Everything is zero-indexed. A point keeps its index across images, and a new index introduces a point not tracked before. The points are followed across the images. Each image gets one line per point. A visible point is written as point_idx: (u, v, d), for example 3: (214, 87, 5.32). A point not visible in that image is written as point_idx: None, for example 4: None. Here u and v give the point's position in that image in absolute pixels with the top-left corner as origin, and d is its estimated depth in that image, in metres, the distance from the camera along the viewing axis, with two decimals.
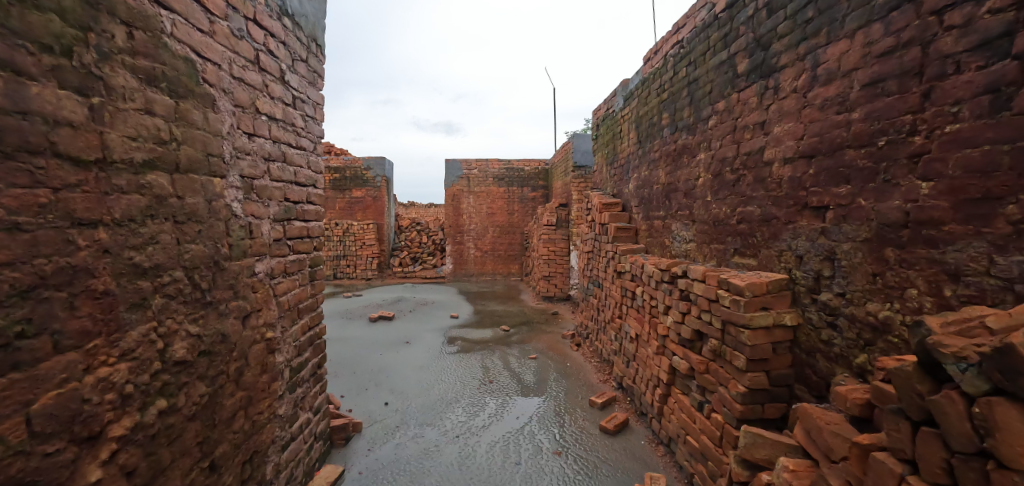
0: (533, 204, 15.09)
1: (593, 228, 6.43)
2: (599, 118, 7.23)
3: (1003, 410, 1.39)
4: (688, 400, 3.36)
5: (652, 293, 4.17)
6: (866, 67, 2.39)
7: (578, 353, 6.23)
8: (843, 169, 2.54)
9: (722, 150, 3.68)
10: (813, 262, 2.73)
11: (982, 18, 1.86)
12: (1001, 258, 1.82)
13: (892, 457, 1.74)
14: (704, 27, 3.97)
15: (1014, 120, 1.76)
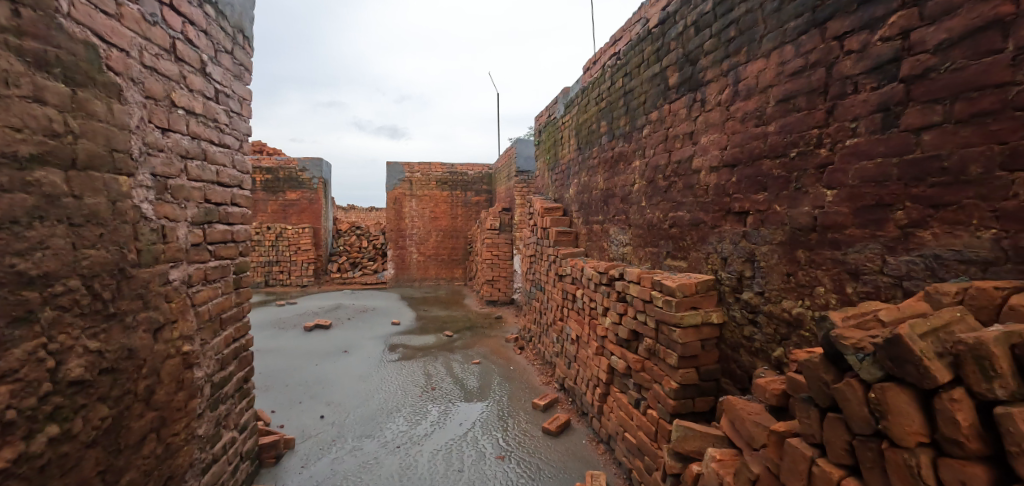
0: (478, 208, 15.11)
1: (535, 233, 6.53)
2: (540, 124, 7.39)
3: (894, 394, 1.56)
4: (626, 398, 3.47)
5: (592, 295, 4.27)
6: (780, 84, 2.60)
7: (521, 356, 6.27)
8: (761, 177, 2.74)
9: (656, 157, 3.86)
10: (736, 263, 2.93)
11: (875, 45, 2.09)
12: (892, 258, 2.05)
13: (803, 442, 1.90)
14: (638, 41, 4.17)
15: (900, 136, 2.00)
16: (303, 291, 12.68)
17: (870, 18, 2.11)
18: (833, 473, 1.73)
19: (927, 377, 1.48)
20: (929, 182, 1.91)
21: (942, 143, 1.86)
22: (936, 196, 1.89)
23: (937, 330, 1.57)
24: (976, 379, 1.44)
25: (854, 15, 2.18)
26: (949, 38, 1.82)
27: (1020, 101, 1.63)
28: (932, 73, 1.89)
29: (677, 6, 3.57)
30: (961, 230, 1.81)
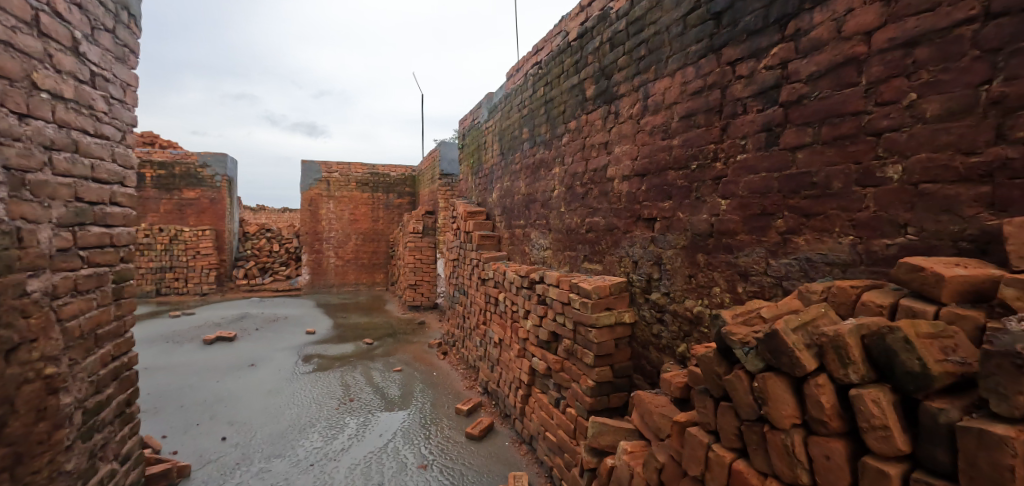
0: (401, 211, 14.81)
1: (459, 237, 6.50)
2: (464, 128, 7.39)
3: (773, 382, 1.76)
4: (546, 398, 3.57)
5: (514, 299, 4.33)
6: (682, 102, 2.83)
7: (445, 361, 6.22)
8: (667, 187, 2.96)
9: (574, 165, 4.02)
10: (645, 266, 3.13)
11: (761, 72, 2.35)
12: (774, 261, 2.31)
13: (701, 429, 2.11)
14: (558, 52, 4.32)
15: (780, 154, 2.27)
16: (203, 300, 11.50)
17: (757, 47, 2.37)
18: (725, 457, 1.94)
19: (797, 367, 1.68)
20: (803, 194, 2.19)
21: (814, 161, 2.14)
22: (808, 207, 2.17)
23: (807, 324, 1.78)
24: (835, 365, 1.66)
25: (744, 44, 2.44)
26: (818, 70, 2.11)
27: (870, 128, 1.95)
28: (805, 99, 2.17)
29: (594, 22, 3.75)
30: (827, 236, 2.10)
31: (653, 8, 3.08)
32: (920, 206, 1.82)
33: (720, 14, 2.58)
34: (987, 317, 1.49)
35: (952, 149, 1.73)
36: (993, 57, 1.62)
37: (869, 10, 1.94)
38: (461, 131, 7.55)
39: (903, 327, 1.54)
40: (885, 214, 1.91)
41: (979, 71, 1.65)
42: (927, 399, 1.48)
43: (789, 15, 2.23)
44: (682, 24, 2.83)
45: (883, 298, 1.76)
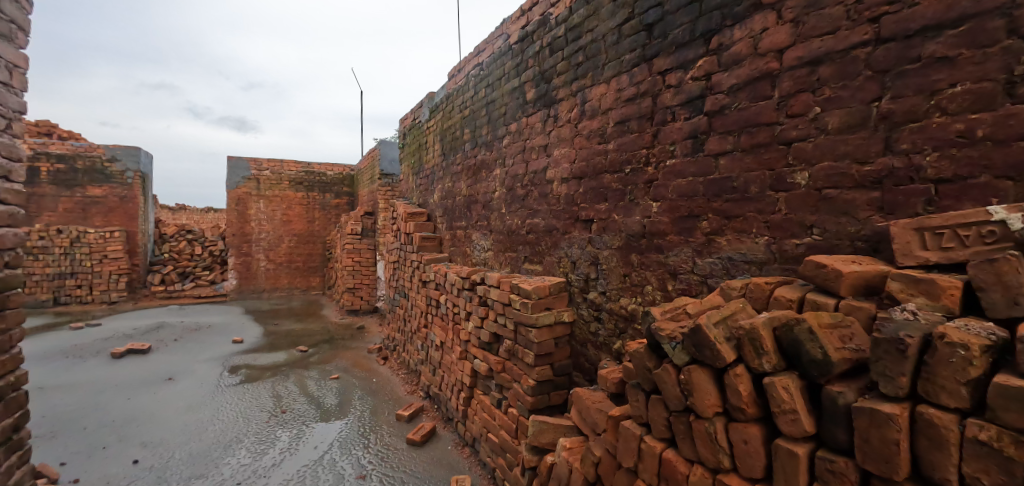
0: (338, 211, 14.41)
1: (399, 238, 6.36)
2: (405, 127, 7.24)
3: (697, 374, 1.87)
4: (488, 400, 3.58)
5: (455, 301, 4.29)
6: (617, 108, 2.95)
7: (385, 366, 6.07)
8: (603, 189, 3.07)
9: (514, 167, 4.07)
10: (583, 266, 3.23)
11: (688, 82, 2.50)
12: (700, 260, 2.46)
13: (634, 422, 2.23)
14: (499, 55, 4.36)
15: (704, 160, 2.43)
16: (112, 310, 10.43)
17: (685, 59, 2.52)
18: (656, 447, 2.06)
19: (718, 358, 1.79)
20: (725, 198, 2.35)
21: (734, 167, 2.31)
22: (729, 209, 2.33)
23: (727, 318, 1.89)
24: (751, 356, 1.78)
25: (673, 55, 2.58)
26: (738, 82, 2.28)
27: (782, 138, 2.14)
28: (727, 109, 2.34)
29: (535, 27, 3.81)
30: (746, 236, 2.27)
31: (590, 16, 3.18)
32: (824, 208, 2.01)
33: (652, 25, 2.72)
34: (876, 308, 1.68)
35: (849, 158, 1.94)
36: (882, 78, 1.85)
37: (781, 30, 2.13)
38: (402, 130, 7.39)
39: (807, 318, 1.69)
40: (794, 216, 2.10)
41: (871, 89, 1.88)
42: (828, 383, 1.64)
43: (713, 30, 2.39)
44: (617, 33, 2.95)
45: (792, 293, 1.91)
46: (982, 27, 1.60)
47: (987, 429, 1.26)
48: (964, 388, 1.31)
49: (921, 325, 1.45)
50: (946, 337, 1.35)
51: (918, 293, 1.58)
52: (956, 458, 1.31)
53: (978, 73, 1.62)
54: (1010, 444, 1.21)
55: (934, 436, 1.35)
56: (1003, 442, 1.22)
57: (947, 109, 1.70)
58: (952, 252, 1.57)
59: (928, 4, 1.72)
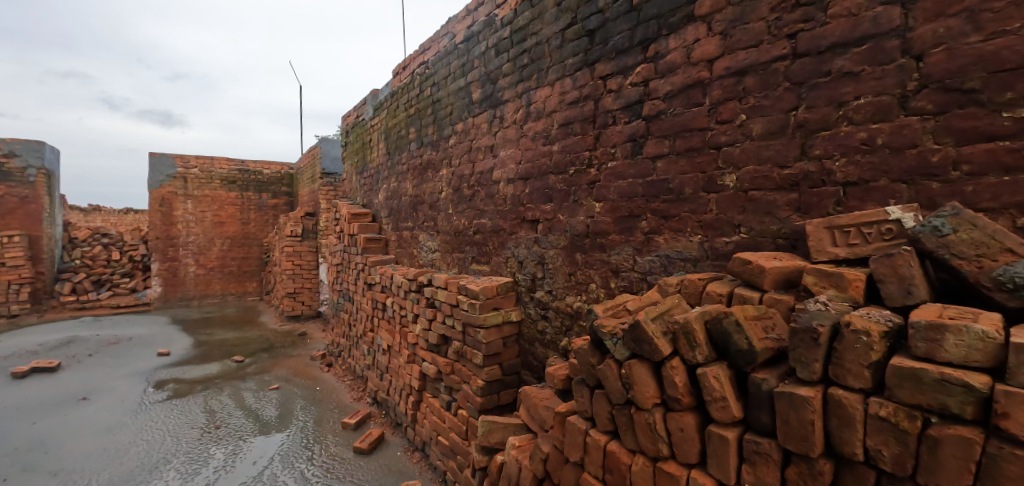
0: (276, 212, 13.93)
1: (343, 240, 6.15)
2: (348, 124, 6.99)
3: (637, 368, 1.94)
4: (438, 403, 3.56)
5: (402, 303, 4.20)
6: (561, 111, 3.02)
7: (329, 373, 5.87)
8: (548, 190, 3.13)
9: (460, 168, 4.05)
10: (530, 266, 3.28)
11: (627, 87, 2.60)
12: (639, 258, 2.56)
13: (580, 417, 2.30)
14: (445, 54, 4.32)
15: (643, 163, 2.54)
16: (12, 325, 9.36)
17: (624, 65, 2.62)
18: (601, 440, 2.13)
19: (656, 352, 1.87)
20: (662, 199, 2.46)
21: (670, 170, 2.42)
22: (666, 210, 2.45)
23: (664, 314, 1.98)
24: (685, 348, 1.86)
25: (614, 61, 2.67)
26: (673, 89, 2.40)
27: (713, 142, 2.27)
28: (663, 114, 2.45)
29: (480, 27, 3.81)
30: (682, 235, 2.39)
31: (534, 20, 3.23)
32: (750, 209, 2.16)
33: (593, 32, 2.80)
34: (794, 299, 1.82)
35: (771, 162, 2.10)
36: (798, 89, 2.02)
37: (711, 41, 2.26)
38: (345, 127, 7.12)
39: (735, 311, 1.79)
40: (724, 216, 2.23)
41: (789, 100, 2.04)
42: (754, 371, 1.75)
43: (650, 39, 2.50)
44: (560, 38, 3.01)
45: (722, 288, 2.03)
46: (882, 46, 1.80)
47: (886, 406, 1.38)
48: (866, 370, 1.45)
49: (831, 315, 1.58)
50: (852, 325, 1.48)
51: (829, 285, 1.73)
52: (861, 433, 1.44)
53: (878, 88, 1.82)
54: (905, 418, 1.34)
55: (843, 415, 1.48)
56: (899, 417, 1.35)
57: (854, 119, 1.89)
58: (858, 248, 1.75)
59: (837, 24, 1.90)
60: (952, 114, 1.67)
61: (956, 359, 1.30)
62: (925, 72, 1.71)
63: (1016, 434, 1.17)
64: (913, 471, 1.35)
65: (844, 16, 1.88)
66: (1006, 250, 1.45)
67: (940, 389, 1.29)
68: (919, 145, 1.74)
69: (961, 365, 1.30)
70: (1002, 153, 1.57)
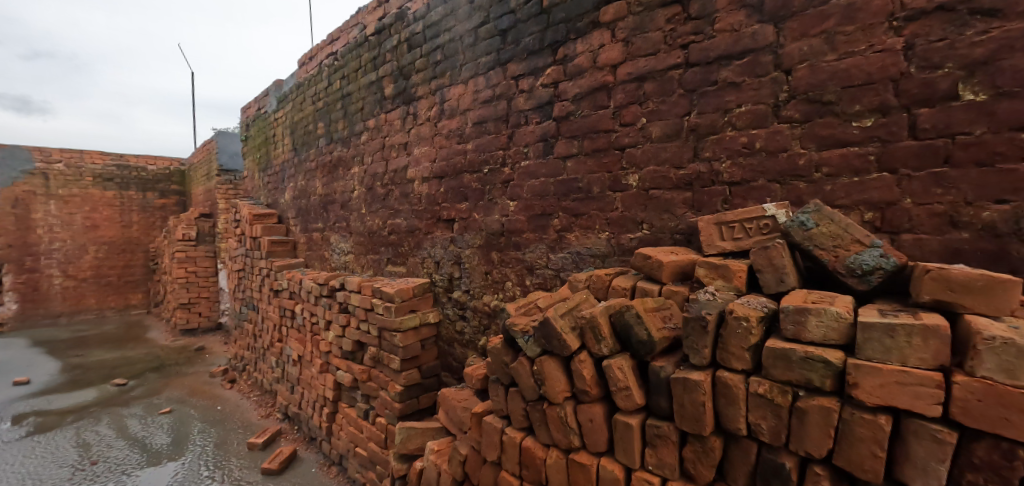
0: (165, 212, 12.56)
1: (245, 243, 5.64)
2: (250, 117, 6.41)
3: (548, 364, 1.97)
4: (355, 412, 3.40)
5: (312, 310, 3.94)
6: (475, 109, 3.01)
7: (232, 390, 5.36)
8: (463, 189, 3.11)
9: (373, 165, 3.89)
10: (447, 266, 3.23)
11: (538, 88, 2.66)
12: (552, 255, 2.63)
13: (496, 416, 2.31)
14: (355, 46, 4.12)
15: (553, 162, 2.60)
16: None
17: (535, 66, 2.67)
18: (516, 437, 2.15)
19: (564, 348, 1.91)
20: (572, 197, 2.55)
21: (579, 170, 2.51)
22: (576, 208, 2.53)
23: (572, 310, 2.03)
24: (592, 342, 1.91)
25: (525, 61, 2.71)
26: (580, 91, 2.48)
27: (617, 144, 2.38)
28: (572, 116, 2.53)
29: (391, 20, 3.69)
30: (591, 232, 2.48)
31: (447, 16, 3.19)
32: (651, 206, 2.29)
33: (505, 31, 2.82)
34: (689, 291, 1.96)
35: (669, 163, 2.24)
36: (690, 96, 2.18)
37: (614, 47, 2.37)
38: (246, 120, 6.52)
39: (635, 304, 1.87)
40: (628, 213, 2.35)
41: (683, 106, 2.20)
42: (653, 360, 1.84)
43: (559, 41, 2.56)
44: (473, 36, 3.00)
45: (626, 282, 2.14)
46: (759, 60, 2.00)
47: (763, 384, 1.52)
48: (746, 352, 1.57)
49: (718, 303, 1.72)
50: (734, 312, 1.61)
51: (717, 276, 1.87)
52: (744, 410, 1.56)
53: (756, 98, 2.02)
54: (777, 394, 1.48)
55: (729, 395, 1.59)
56: (774, 392, 1.49)
57: (737, 125, 2.07)
58: (741, 242, 1.92)
59: (722, 38, 2.08)
60: (815, 122, 1.90)
61: (817, 339, 1.45)
62: (793, 85, 1.93)
63: (861, 400, 1.33)
64: (785, 440, 1.49)
65: (728, 31, 2.07)
66: (855, 241, 1.66)
67: (805, 366, 1.43)
68: (789, 149, 1.96)
69: (821, 343, 1.45)
70: (853, 158, 1.83)
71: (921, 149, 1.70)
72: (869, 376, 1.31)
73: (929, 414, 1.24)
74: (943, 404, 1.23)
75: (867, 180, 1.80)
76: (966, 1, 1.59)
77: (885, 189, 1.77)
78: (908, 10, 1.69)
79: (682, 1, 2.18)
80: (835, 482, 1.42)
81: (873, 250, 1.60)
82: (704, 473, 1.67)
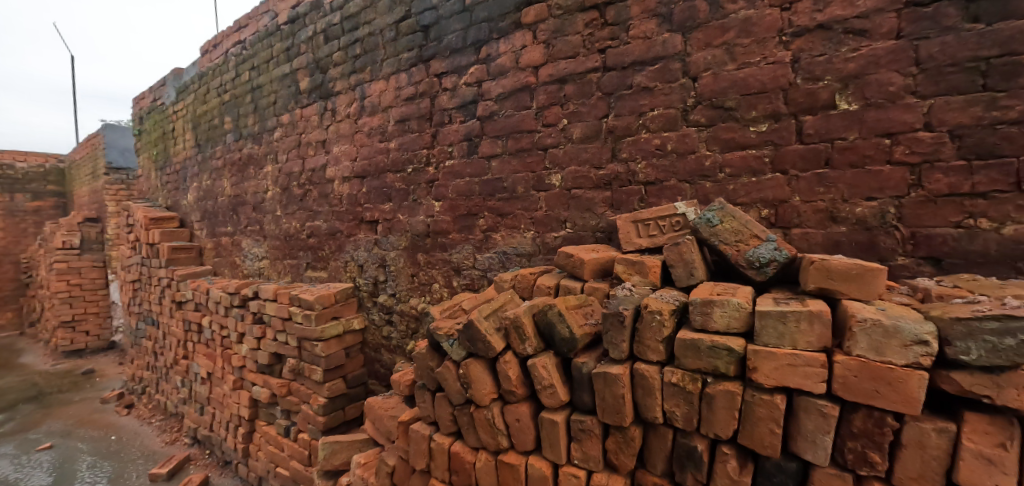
0: (40, 217, 11.17)
1: (141, 251, 5.04)
2: (144, 109, 5.75)
3: (473, 366, 1.92)
4: (274, 430, 3.18)
5: (222, 322, 3.62)
6: (397, 106, 2.92)
7: (128, 416, 4.78)
8: (386, 189, 3.00)
9: (288, 164, 3.65)
10: (371, 270, 3.09)
11: (462, 87, 2.64)
12: (479, 255, 2.63)
13: (424, 423, 2.23)
14: (266, 35, 3.84)
15: (478, 162, 2.61)
16: None
17: (458, 65, 2.65)
18: (444, 443, 2.09)
19: (489, 349, 1.87)
20: (497, 197, 2.56)
21: (503, 169, 2.53)
22: (501, 207, 2.55)
23: (496, 311, 2.00)
24: (516, 342, 1.87)
25: (448, 59, 2.68)
26: (504, 91, 2.49)
27: (540, 144, 2.42)
28: (496, 115, 2.54)
29: (305, 9, 3.47)
30: (516, 232, 2.51)
31: (366, 9, 3.06)
32: (573, 206, 2.35)
33: (427, 28, 2.76)
34: (608, 287, 2.00)
35: (589, 163, 2.31)
36: (608, 99, 2.25)
37: (536, 49, 2.40)
38: (141, 112, 5.84)
39: (557, 302, 1.86)
40: (552, 213, 2.40)
41: (601, 108, 2.27)
42: (576, 356, 1.83)
43: (481, 40, 2.56)
44: (394, 31, 2.91)
45: (550, 280, 2.16)
46: (669, 67, 2.11)
47: (676, 373, 1.54)
48: (660, 344, 1.59)
49: (634, 298, 1.77)
50: (648, 306, 1.61)
51: (634, 272, 1.93)
52: (660, 399, 1.58)
53: (667, 103, 2.13)
54: (688, 381, 1.52)
55: (646, 385, 1.60)
56: (685, 381, 1.52)
57: (650, 127, 2.17)
58: (656, 238, 2.00)
59: (635, 44, 2.17)
60: (718, 126, 2.03)
61: (722, 328, 1.50)
62: (699, 91, 2.06)
63: (761, 383, 1.40)
64: (697, 425, 1.53)
65: (641, 38, 2.16)
66: (753, 236, 1.75)
67: (712, 353, 1.47)
68: (696, 151, 2.08)
69: (726, 332, 1.50)
70: (751, 159, 1.98)
71: (806, 152, 1.87)
72: (766, 359, 1.38)
73: (816, 391, 1.34)
74: (827, 381, 1.33)
75: (764, 180, 1.96)
76: (841, 21, 1.79)
77: (778, 188, 1.93)
78: (794, 26, 1.86)
79: (599, 7, 2.25)
80: (740, 459, 1.48)
81: (768, 244, 1.71)
82: (627, 463, 1.68)
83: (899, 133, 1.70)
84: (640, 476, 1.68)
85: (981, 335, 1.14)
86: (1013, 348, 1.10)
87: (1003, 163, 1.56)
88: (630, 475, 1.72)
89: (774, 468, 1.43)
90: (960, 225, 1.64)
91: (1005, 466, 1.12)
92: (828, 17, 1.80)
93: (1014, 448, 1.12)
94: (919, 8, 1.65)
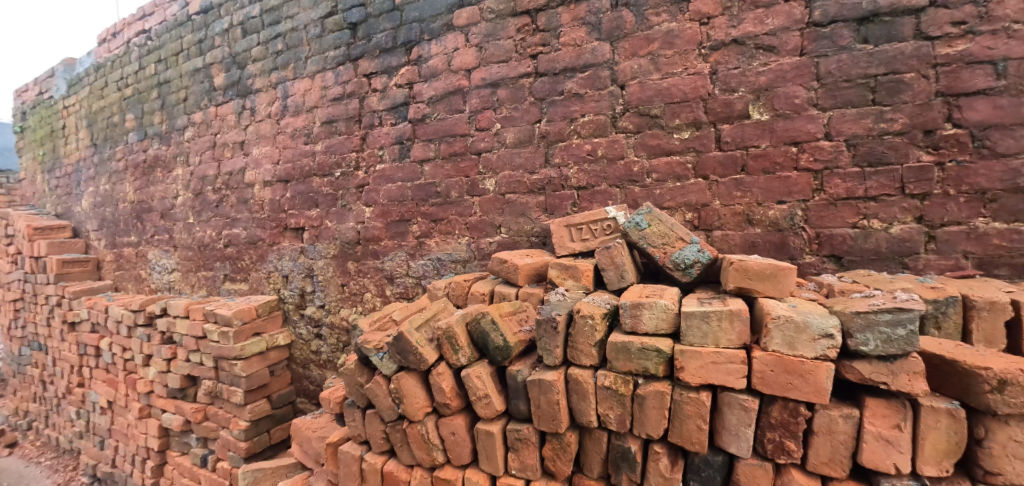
0: None
1: (24, 265, 4.44)
2: (29, 102, 5.08)
3: (405, 380, 1.79)
4: (189, 461, 2.91)
5: (124, 344, 3.25)
6: (323, 107, 2.78)
7: (10, 457, 4.18)
8: (312, 194, 2.84)
9: (201, 167, 3.37)
10: (297, 280, 2.91)
11: (392, 88, 2.56)
12: (413, 263, 2.56)
13: (355, 443, 2.09)
14: (175, 25, 3.52)
15: (409, 167, 2.54)
16: None
17: (388, 65, 2.57)
18: (377, 462, 1.97)
19: (420, 362, 1.74)
20: (431, 203, 2.51)
21: (437, 174, 2.48)
22: (435, 213, 2.50)
23: (428, 320, 1.88)
24: (449, 353, 1.75)
25: (377, 59, 2.60)
26: (436, 94, 2.45)
27: (473, 148, 2.40)
28: (428, 118, 2.49)
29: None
30: (450, 237, 2.47)
31: (288, 2, 2.89)
32: (507, 211, 2.34)
33: (355, 25, 2.66)
34: (543, 292, 1.98)
35: (522, 169, 2.31)
36: (540, 104, 2.27)
37: (468, 52, 2.37)
38: (25, 107, 5.15)
39: (490, 310, 1.77)
40: (486, 218, 2.39)
41: (534, 113, 2.28)
42: (511, 364, 1.76)
43: (412, 41, 2.50)
44: (319, 27, 2.77)
45: (485, 288, 2.11)
46: (598, 74, 2.16)
47: (608, 377, 1.53)
48: (593, 348, 1.57)
49: (567, 303, 1.74)
50: (581, 311, 1.59)
51: (568, 276, 1.92)
52: (594, 404, 1.57)
53: (597, 109, 2.17)
54: (621, 384, 1.51)
55: (580, 390, 1.58)
56: (618, 383, 1.51)
57: (581, 133, 2.21)
58: (588, 242, 2.01)
59: (566, 51, 2.20)
60: (645, 134, 2.10)
61: (651, 330, 1.51)
62: (626, 99, 2.12)
63: (688, 381, 1.42)
64: (630, 426, 1.53)
65: (571, 45, 2.19)
66: (678, 238, 1.78)
67: (642, 355, 1.47)
68: (625, 157, 2.14)
69: (655, 333, 1.51)
70: (676, 166, 2.06)
71: (724, 159, 1.97)
72: (691, 359, 1.40)
73: (737, 387, 1.38)
74: (747, 377, 1.37)
75: (687, 185, 2.04)
76: (752, 38, 1.90)
77: (701, 192, 2.02)
78: (712, 40, 1.97)
79: (530, 13, 2.26)
80: (671, 456, 1.51)
81: (692, 246, 1.75)
82: (564, 469, 1.66)
83: (804, 141, 1.84)
84: (578, 480, 1.67)
85: (877, 327, 1.23)
86: (904, 338, 1.20)
87: (890, 170, 1.73)
88: (568, 480, 1.70)
89: (702, 463, 1.46)
90: (857, 225, 1.79)
91: (900, 445, 1.22)
92: (742, 33, 1.92)
93: (907, 428, 1.21)
94: (818, 29, 1.79)
